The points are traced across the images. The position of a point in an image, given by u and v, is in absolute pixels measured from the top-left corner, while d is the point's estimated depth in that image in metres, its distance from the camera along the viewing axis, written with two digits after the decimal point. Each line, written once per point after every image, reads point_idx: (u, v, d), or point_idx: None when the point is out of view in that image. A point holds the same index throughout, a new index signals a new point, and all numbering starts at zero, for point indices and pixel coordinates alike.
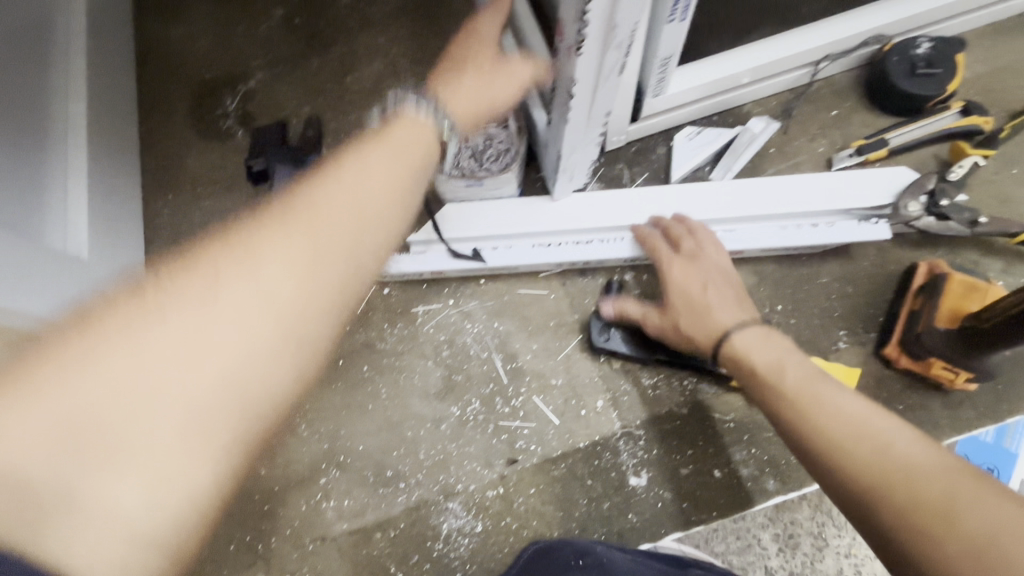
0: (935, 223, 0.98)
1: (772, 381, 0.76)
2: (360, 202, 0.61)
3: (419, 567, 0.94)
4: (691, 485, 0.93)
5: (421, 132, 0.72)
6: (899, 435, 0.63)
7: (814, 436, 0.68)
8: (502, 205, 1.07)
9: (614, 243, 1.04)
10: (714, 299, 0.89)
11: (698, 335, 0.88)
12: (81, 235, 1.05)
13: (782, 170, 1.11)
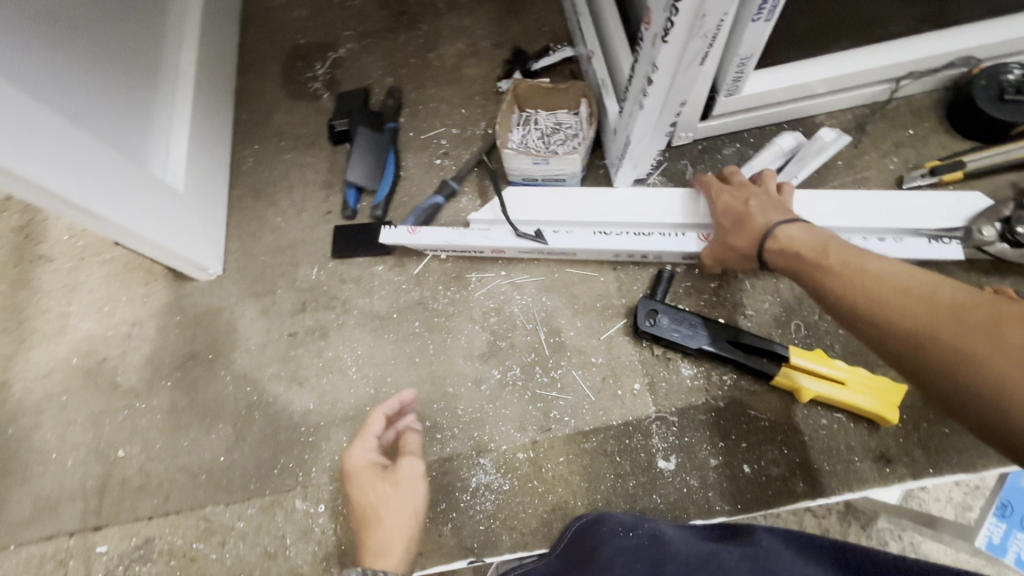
0: (1010, 250, 0.95)
1: (818, 261, 0.77)
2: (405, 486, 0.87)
3: (445, 515, 0.98)
4: (718, 475, 0.95)
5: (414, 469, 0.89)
6: (942, 283, 0.62)
7: (862, 295, 0.68)
8: (564, 189, 1.10)
9: (673, 237, 1.04)
10: (756, 205, 0.92)
11: (742, 238, 0.92)
12: (180, 171, 1.17)
13: (848, 182, 1.11)
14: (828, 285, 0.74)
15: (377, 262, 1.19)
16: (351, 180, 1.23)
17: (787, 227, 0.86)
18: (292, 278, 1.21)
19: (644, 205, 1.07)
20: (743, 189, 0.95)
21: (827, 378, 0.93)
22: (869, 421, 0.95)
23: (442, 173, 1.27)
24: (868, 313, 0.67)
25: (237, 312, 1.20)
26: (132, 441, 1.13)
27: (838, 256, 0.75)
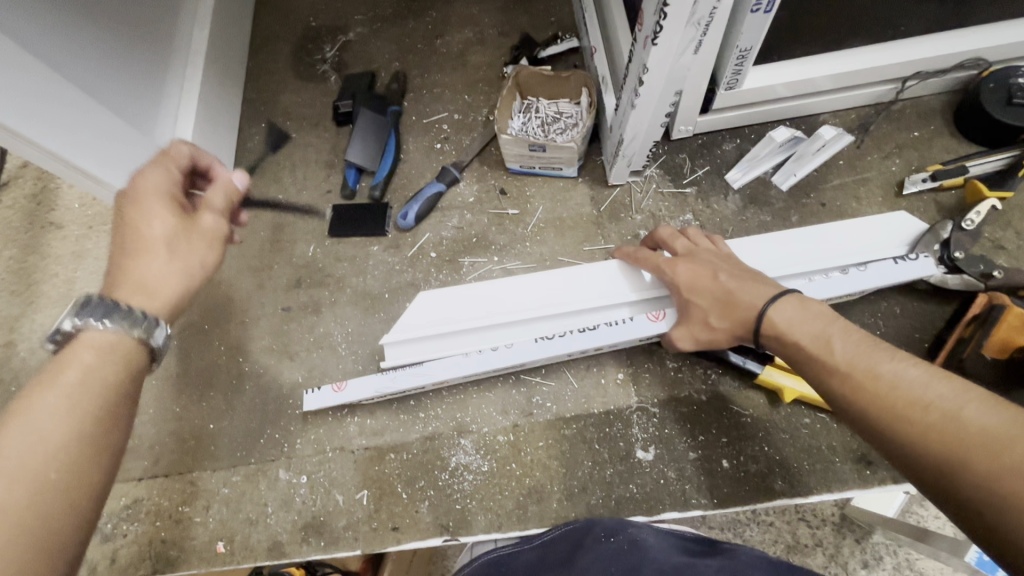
0: (948, 275, 0.94)
1: (829, 362, 0.68)
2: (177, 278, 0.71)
3: (423, 492, 1.00)
4: (696, 469, 0.94)
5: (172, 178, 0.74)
6: (965, 398, 0.58)
7: (875, 408, 0.63)
8: (484, 287, 1.05)
9: (626, 322, 0.96)
10: (734, 281, 0.81)
11: (723, 323, 0.81)
12: (186, 146, 1.19)
13: (848, 182, 1.09)
14: (833, 388, 0.68)
15: (373, 243, 1.21)
16: (351, 161, 1.25)
17: (772, 303, 0.76)
18: (289, 254, 1.24)
19: (567, 295, 1.01)
20: (708, 258, 0.87)
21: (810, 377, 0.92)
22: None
23: (441, 157, 1.27)
24: (881, 416, 0.62)
25: (234, 285, 1.23)
26: None
27: (850, 356, 0.67)
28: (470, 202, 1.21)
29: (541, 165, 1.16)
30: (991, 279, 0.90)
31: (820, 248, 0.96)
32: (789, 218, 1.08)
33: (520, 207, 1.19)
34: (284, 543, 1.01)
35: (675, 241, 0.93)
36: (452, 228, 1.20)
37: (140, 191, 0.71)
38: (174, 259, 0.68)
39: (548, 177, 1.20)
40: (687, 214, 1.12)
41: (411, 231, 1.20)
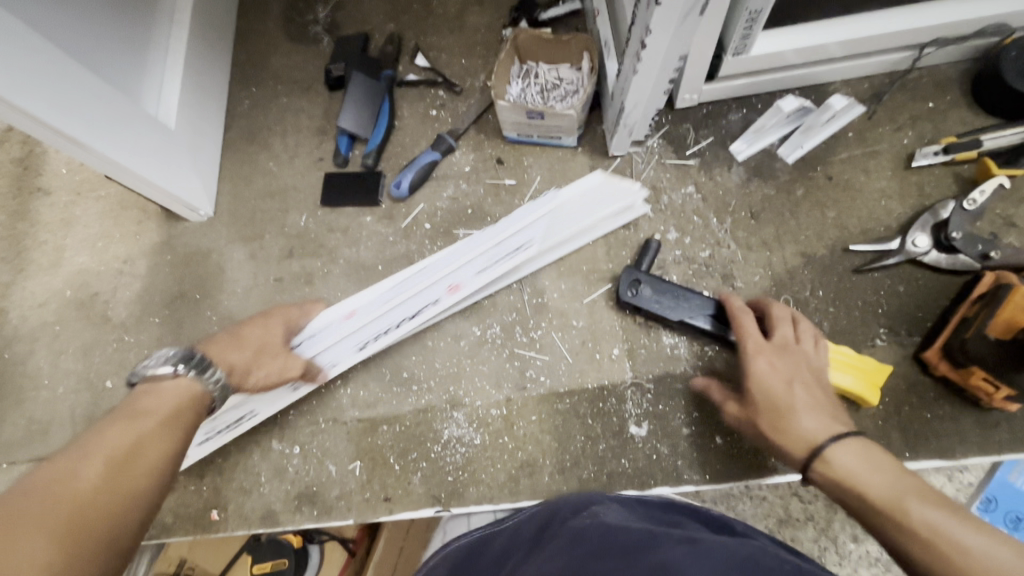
0: (944, 257, 0.93)
1: (892, 513, 0.66)
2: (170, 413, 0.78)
3: (415, 464, 1.00)
4: (690, 445, 0.93)
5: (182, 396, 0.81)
6: (977, 532, 0.61)
7: (892, 530, 0.66)
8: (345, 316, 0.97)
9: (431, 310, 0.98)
10: (805, 397, 0.79)
11: (778, 441, 0.78)
12: (172, 110, 1.15)
13: (857, 155, 1.05)
14: (899, 532, 0.66)
15: (366, 213, 1.18)
16: (343, 128, 1.21)
17: (840, 443, 0.73)
18: (281, 223, 1.21)
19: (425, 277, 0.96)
20: (795, 363, 0.83)
21: None
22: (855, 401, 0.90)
23: (437, 125, 1.23)
24: (903, 541, 0.65)
25: (225, 254, 1.21)
26: (121, 372, 1.16)
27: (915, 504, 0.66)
28: (466, 171, 1.18)
29: (539, 133, 1.12)
30: (988, 260, 0.89)
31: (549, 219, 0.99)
32: (795, 191, 1.04)
33: (518, 178, 1.16)
34: (278, 511, 1.01)
35: (775, 335, 0.85)
36: (447, 198, 1.17)
37: (133, 408, 0.77)
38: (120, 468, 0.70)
39: (546, 146, 1.16)
40: (688, 187, 1.09)
41: (405, 201, 1.17)
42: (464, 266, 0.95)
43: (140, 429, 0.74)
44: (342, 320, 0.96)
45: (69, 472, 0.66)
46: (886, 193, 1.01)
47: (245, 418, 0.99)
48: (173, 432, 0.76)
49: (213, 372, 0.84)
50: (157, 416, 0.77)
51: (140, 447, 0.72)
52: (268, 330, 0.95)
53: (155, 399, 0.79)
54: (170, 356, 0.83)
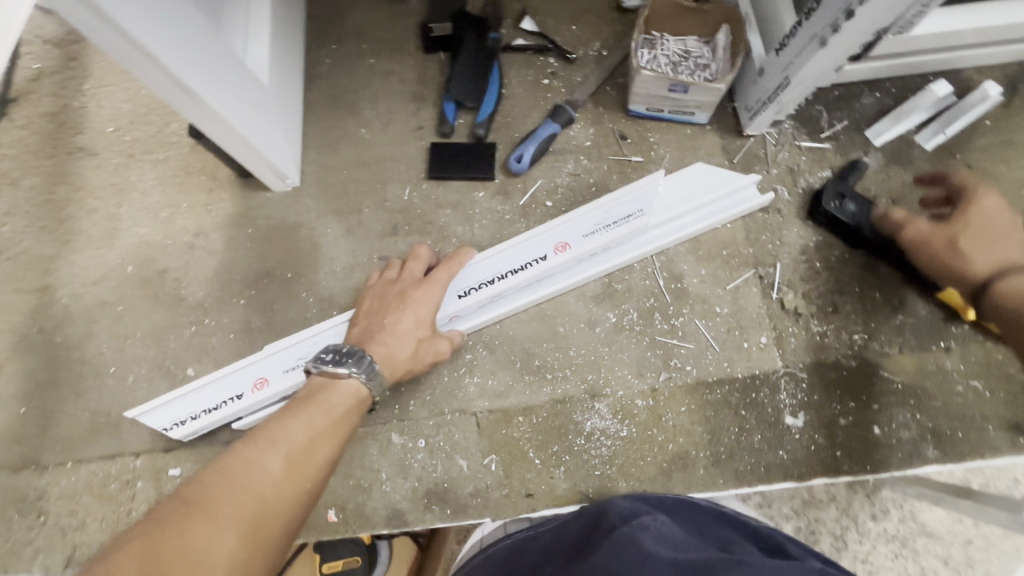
0: None
1: None
2: (338, 402, 0.74)
3: (557, 458, 0.93)
4: (848, 435, 0.91)
5: (349, 395, 0.76)
6: None
7: None
8: (480, 264, 0.98)
9: (540, 262, 0.97)
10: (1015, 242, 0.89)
11: (974, 258, 0.89)
12: (262, 61, 1.01)
13: (994, 144, 1.04)
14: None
15: (477, 188, 1.09)
16: (450, 93, 1.10)
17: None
18: (380, 196, 1.10)
19: (545, 238, 0.98)
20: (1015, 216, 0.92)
21: None
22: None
23: (549, 94, 1.14)
24: None
25: (318, 229, 1.09)
26: (204, 359, 1.03)
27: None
28: (586, 146, 1.10)
29: (671, 109, 1.06)
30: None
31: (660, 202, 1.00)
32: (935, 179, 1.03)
33: (644, 155, 1.09)
34: (404, 511, 0.93)
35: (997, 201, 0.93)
36: (567, 174, 1.09)
37: (313, 398, 0.74)
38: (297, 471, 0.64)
39: (674, 123, 1.10)
40: (826, 170, 1.05)
41: (523, 176, 1.09)
42: (570, 225, 0.98)
43: (314, 424, 0.70)
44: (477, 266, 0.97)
45: (259, 452, 0.63)
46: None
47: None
48: (341, 436, 0.72)
49: (372, 363, 0.80)
50: (328, 414, 0.72)
51: (314, 447, 0.68)
52: (413, 315, 0.89)
53: (328, 391, 0.76)
54: (347, 352, 0.80)
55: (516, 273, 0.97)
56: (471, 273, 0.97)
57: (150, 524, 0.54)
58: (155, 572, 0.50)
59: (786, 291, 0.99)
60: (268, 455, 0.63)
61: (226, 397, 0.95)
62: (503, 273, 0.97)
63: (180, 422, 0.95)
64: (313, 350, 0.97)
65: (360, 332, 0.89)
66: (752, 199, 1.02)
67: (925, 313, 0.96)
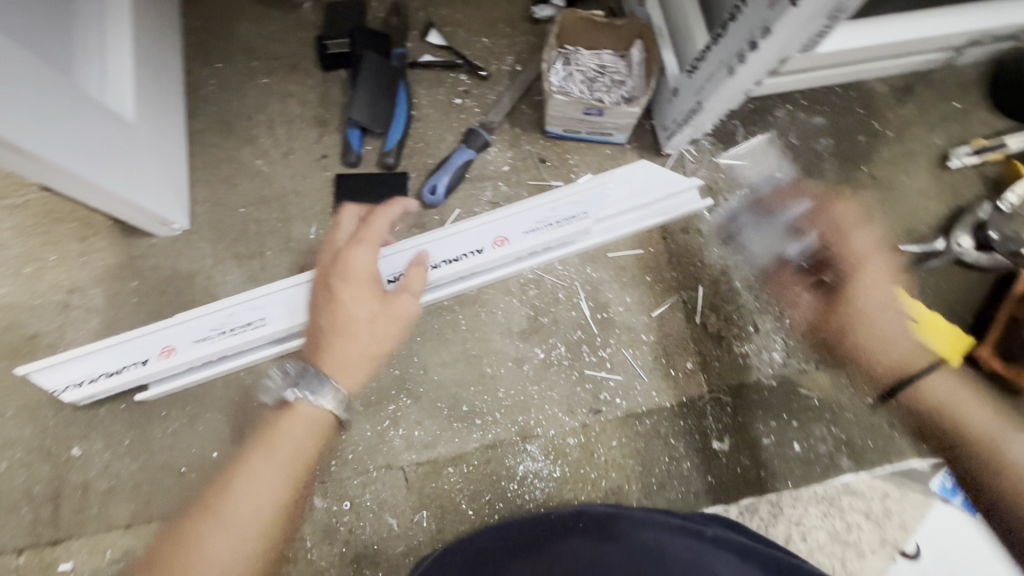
0: (980, 254, 0.98)
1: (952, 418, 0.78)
2: (299, 426, 0.62)
3: (491, 506, 0.91)
4: (771, 455, 0.94)
5: (310, 421, 0.62)
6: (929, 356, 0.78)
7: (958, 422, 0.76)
8: (408, 251, 0.91)
9: (477, 253, 0.93)
10: (894, 326, 0.87)
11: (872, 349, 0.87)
12: (129, 97, 0.88)
13: (897, 155, 1.07)
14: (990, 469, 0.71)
15: (391, 222, 1.02)
16: (353, 119, 1.01)
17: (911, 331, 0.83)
18: (283, 237, 1.01)
19: (483, 231, 0.93)
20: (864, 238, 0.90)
21: None
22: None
23: (463, 115, 1.07)
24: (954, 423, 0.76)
25: (214, 278, 0.98)
26: (90, 436, 0.91)
27: (977, 424, 0.76)
28: (505, 171, 1.05)
29: (588, 130, 1.02)
30: (1020, 258, 0.94)
31: (607, 206, 0.97)
32: (843, 192, 1.05)
33: (564, 179, 1.05)
34: None
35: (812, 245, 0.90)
36: (486, 202, 1.03)
37: (270, 435, 0.62)
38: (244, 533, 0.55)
39: (593, 143, 1.06)
40: (743, 187, 1.05)
41: (439, 207, 1.02)
42: (511, 219, 0.93)
43: (268, 470, 0.58)
44: (398, 255, 0.90)
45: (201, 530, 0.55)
46: (924, 194, 1.05)
47: (255, 325, 0.90)
48: (293, 476, 0.59)
49: (327, 384, 0.63)
50: (274, 454, 0.59)
51: (260, 501, 0.56)
52: (348, 283, 0.69)
53: (279, 428, 0.62)
54: (300, 373, 0.64)
55: (450, 262, 0.93)
56: (397, 260, 0.91)
57: None
58: None
59: (709, 315, 0.99)
60: (203, 530, 0.55)
61: (132, 361, 0.87)
62: (438, 262, 0.93)
63: (77, 384, 0.86)
64: (232, 324, 0.89)
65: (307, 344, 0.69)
66: (691, 202, 1.01)
67: None
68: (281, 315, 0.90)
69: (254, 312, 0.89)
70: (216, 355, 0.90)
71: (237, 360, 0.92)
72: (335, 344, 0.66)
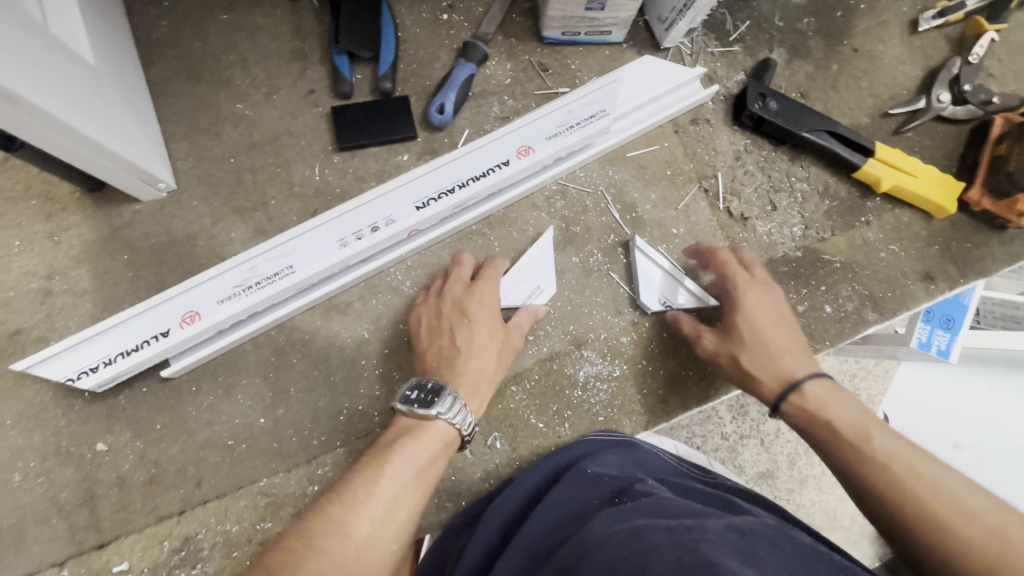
0: (955, 108, 1.05)
1: (854, 441, 0.70)
2: (427, 445, 0.71)
3: (560, 416, 0.91)
4: (807, 319, 0.99)
5: (438, 437, 0.72)
6: (879, 428, 0.70)
7: (899, 486, 0.64)
8: (431, 173, 0.89)
9: (501, 167, 0.90)
10: (787, 340, 0.81)
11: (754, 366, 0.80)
12: (79, 33, 0.76)
13: (871, 27, 1.12)
14: (874, 476, 0.66)
15: (399, 151, 0.95)
16: (339, 44, 0.93)
17: (814, 382, 0.76)
18: (285, 183, 0.93)
19: (505, 143, 0.91)
20: (779, 302, 0.84)
21: (906, 169, 1.00)
22: (924, 213, 1.04)
23: (452, 31, 1.00)
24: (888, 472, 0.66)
25: (218, 237, 0.90)
26: (115, 427, 0.83)
27: (879, 442, 0.69)
28: (507, 84, 1.00)
29: (587, 30, 0.99)
30: (989, 106, 1.02)
31: (619, 104, 0.96)
32: (831, 67, 1.09)
33: (569, 85, 1.02)
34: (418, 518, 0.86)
35: (712, 271, 0.88)
36: (496, 118, 0.99)
37: (404, 452, 0.69)
38: (412, 470, 0.68)
39: (591, 46, 1.03)
40: (740, 73, 1.06)
41: (447, 129, 0.97)
42: (531, 127, 0.92)
43: (399, 478, 0.67)
44: (422, 177, 0.88)
45: (333, 544, 0.60)
46: (901, 60, 1.10)
47: (280, 276, 0.83)
48: (427, 479, 0.69)
49: (461, 407, 0.74)
50: (413, 462, 0.68)
51: (389, 532, 0.63)
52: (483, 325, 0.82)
53: (416, 425, 0.72)
54: (433, 388, 0.75)
55: (477, 179, 0.89)
56: (422, 183, 0.88)
57: (313, 513, 0.63)
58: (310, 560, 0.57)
59: (731, 200, 1.02)
60: (335, 544, 0.60)
61: (148, 335, 0.80)
62: (465, 180, 0.89)
63: (90, 370, 0.78)
64: (255, 277, 0.83)
65: (433, 364, 0.81)
66: (693, 94, 1.02)
67: (846, 193, 1.04)
68: (309, 260, 0.84)
69: (281, 261, 0.83)
70: (245, 315, 0.84)
71: (267, 317, 0.85)
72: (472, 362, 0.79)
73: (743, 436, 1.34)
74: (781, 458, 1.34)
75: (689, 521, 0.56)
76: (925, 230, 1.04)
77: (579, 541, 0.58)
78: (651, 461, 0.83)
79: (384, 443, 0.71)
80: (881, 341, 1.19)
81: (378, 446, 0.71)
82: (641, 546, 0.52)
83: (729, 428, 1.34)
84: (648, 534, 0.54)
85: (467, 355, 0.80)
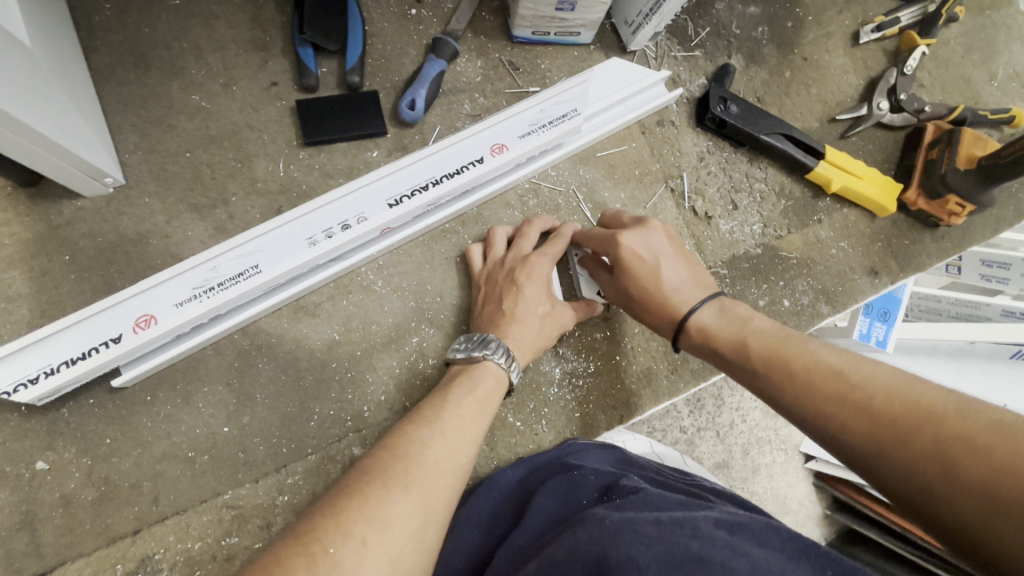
0: (893, 115, 1.14)
1: (735, 365, 0.70)
2: (484, 384, 0.74)
3: (537, 413, 0.92)
4: (767, 313, 1.04)
5: (495, 378, 0.76)
6: (756, 334, 0.69)
7: (785, 387, 0.62)
8: (402, 168, 0.86)
9: (475, 165, 0.90)
10: (672, 274, 0.78)
11: (650, 312, 0.79)
12: (13, 12, 0.70)
13: (818, 38, 1.19)
14: (769, 382, 0.64)
15: (368, 147, 0.93)
16: (304, 35, 0.89)
17: (700, 311, 0.75)
18: (246, 179, 0.88)
19: (476, 136, 0.90)
20: (653, 236, 0.80)
21: (852, 171, 1.07)
22: (868, 212, 1.11)
23: (420, 26, 0.99)
24: (771, 380, 0.64)
25: (174, 235, 0.84)
26: (57, 444, 0.76)
27: (759, 348, 0.68)
28: (478, 82, 1.00)
29: (557, 30, 0.99)
30: (922, 114, 1.12)
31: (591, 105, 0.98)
32: (784, 74, 1.16)
33: (540, 85, 1.03)
34: None
35: (594, 231, 0.86)
36: (467, 116, 0.98)
37: (462, 386, 0.73)
38: (475, 407, 0.71)
39: (559, 46, 1.04)
40: (701, 78, 1.11)
41: (418, 126, 0.95)
42: (504, 123, 0.92)
43: (464, 407, 0.70)
44: (389, 172, 0.86)
45: (413, 460, 0.61)
46: (845, 70, 1.18)
47: (245, 276, 0.79)
48: (488, 412, 0.72)
49: (507, 349, 0.78)
50: (477, 398, 0.72)
51: (422, 538, 0.56)
52: (532, 289, 0.83)
53: (471, 375, 0.76)
54: (477, 339, 0.79)
55: (452, 177, 0.88)
56: (391, 177, 0.86)
57: (382, 445, 0.63)
58: (395, 477, 0.58)
59: (695, 199, 1.06)
60: (353, 557, 0.50)
61: (97, 342, 0.74)
62: (439, 177, 0.88)
63: (28, 382, 0.71)
64: (218, 278, 0.78)
65: (481, 321, 0.85)
66: (658, 97, 1.04)
67: (800, 194, 1.10)
68: (276, 258, 0.81)
69: (245, 259, 0.79)
70: (207, 317, 0.79)
71: (232, 320, 0.81)
72: (518, 325, 0.81)
73: (700, 428, 1.39)
74: (736, 447, 1.40)
75: (680, 516, 0.57)
76: (870, 228, 1.11)
77: (571, 540, 0.57)
78: (635, 459, 0.85)
79: (434, 395, 0.73)
80: (825, 334, 1.24)
81: (435, 392, 0.73)
82: (627, 538, 0.53)
83: (688, 422, 1.39)
84: (638, 526, 0.55)
85: (512, 320, 0.82)
